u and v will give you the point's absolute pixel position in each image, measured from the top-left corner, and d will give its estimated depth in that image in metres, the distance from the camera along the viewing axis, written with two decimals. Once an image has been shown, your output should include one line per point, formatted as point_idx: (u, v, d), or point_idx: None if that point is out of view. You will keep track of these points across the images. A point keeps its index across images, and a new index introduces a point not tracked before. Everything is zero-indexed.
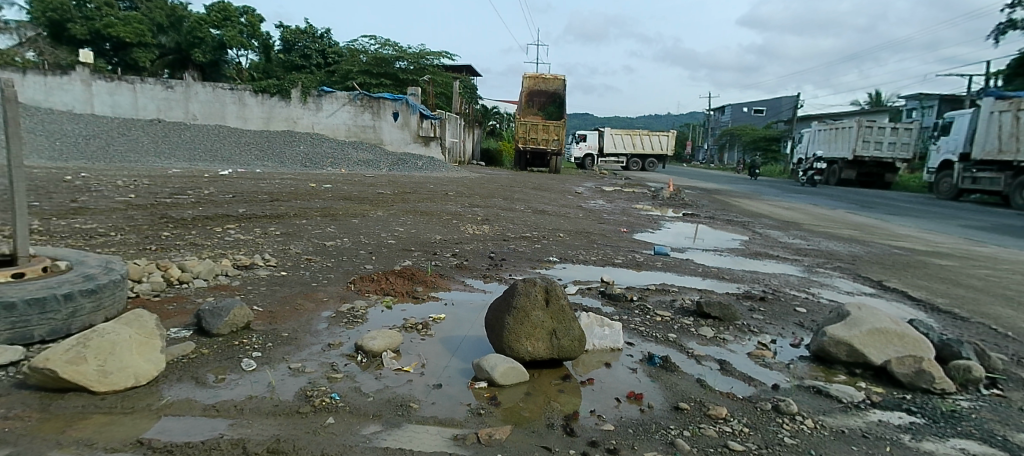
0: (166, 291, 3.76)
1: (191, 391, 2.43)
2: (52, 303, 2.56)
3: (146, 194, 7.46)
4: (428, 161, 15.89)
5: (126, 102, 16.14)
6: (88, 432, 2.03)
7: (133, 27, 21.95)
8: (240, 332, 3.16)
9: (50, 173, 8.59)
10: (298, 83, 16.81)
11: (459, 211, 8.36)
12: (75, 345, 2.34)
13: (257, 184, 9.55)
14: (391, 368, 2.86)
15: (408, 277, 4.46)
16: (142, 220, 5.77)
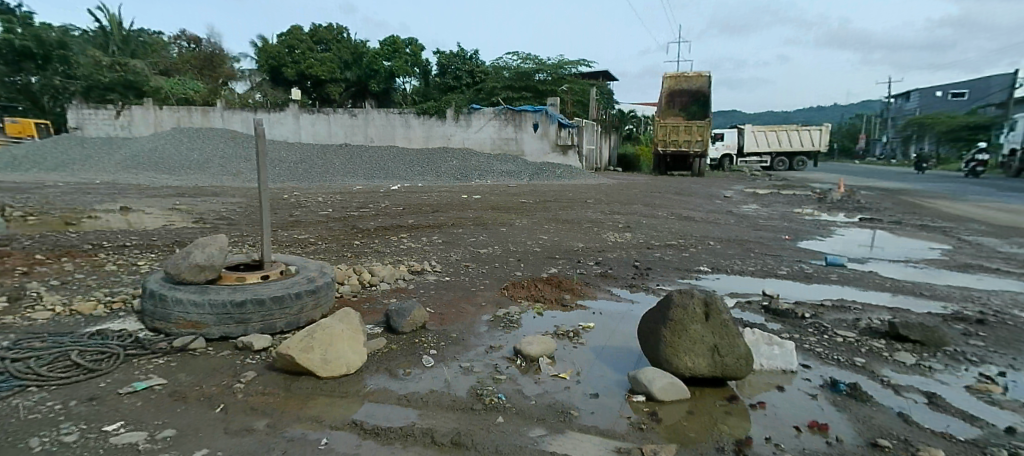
0: (361, 292, 4.35)
1: (387, 381, 2.77)
2: (288, 300, 3.09)
3: (337, 207, 8.75)
4: (568, 170, 16.03)
5: (323, 130, 18.91)
6: (319, 411, 2.38)
7: (326, 66, 25.16)
8: (419, 331, 3.54)
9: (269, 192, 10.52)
10: (452, 103, 18.18)
11: (602, 219, 8.32)
12: (307, 334, 2.78)
13: (420, 196, 10.60)
14: (548, 373, 2.95)
15: (556, 285, 4.57)
16: (336, 230, 6.78)
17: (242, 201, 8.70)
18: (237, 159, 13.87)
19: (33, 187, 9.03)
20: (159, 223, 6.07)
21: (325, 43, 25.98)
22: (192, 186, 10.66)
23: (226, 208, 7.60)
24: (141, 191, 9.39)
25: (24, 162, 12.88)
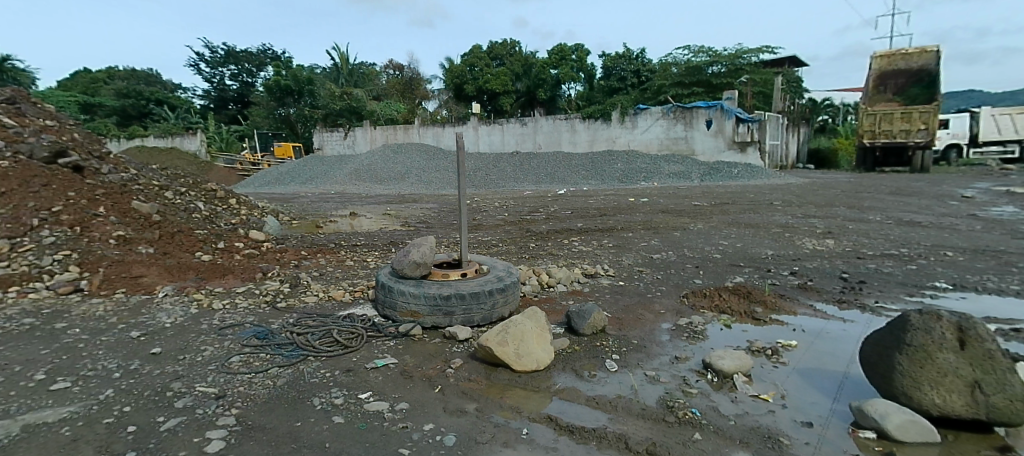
0: (540, 293, 4.10)
1: (575, 381, 2.50)
2: (483, 296, 3.30)
3: (511, 212, 9.23)
4: (747, 168, 14.35)
5: (497, 140, 20.20)
6: (517, 401, 2.31)
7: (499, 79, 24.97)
8: (599, 336, 3.05)
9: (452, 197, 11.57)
10: (618, 104, 17.45)
11: (793, 223, 7.34)
12: (500, 330, 2.68)
13: (587, 200, 10.62)
14: (747, 393, 2.38)
15: (744, 296, 3.75)
16: (512, 233, 7.12)
17: (432, 206, 9.73)
18: (427, 169, 15.54)
19: (289, 197, 11.31)
20: (376, 226, 7.12)
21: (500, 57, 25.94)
22: (395, 193, 12.28)
23: (422, 212, 8.57)
24: (358, 199, 11.13)
25: (286, 178, 16.13)
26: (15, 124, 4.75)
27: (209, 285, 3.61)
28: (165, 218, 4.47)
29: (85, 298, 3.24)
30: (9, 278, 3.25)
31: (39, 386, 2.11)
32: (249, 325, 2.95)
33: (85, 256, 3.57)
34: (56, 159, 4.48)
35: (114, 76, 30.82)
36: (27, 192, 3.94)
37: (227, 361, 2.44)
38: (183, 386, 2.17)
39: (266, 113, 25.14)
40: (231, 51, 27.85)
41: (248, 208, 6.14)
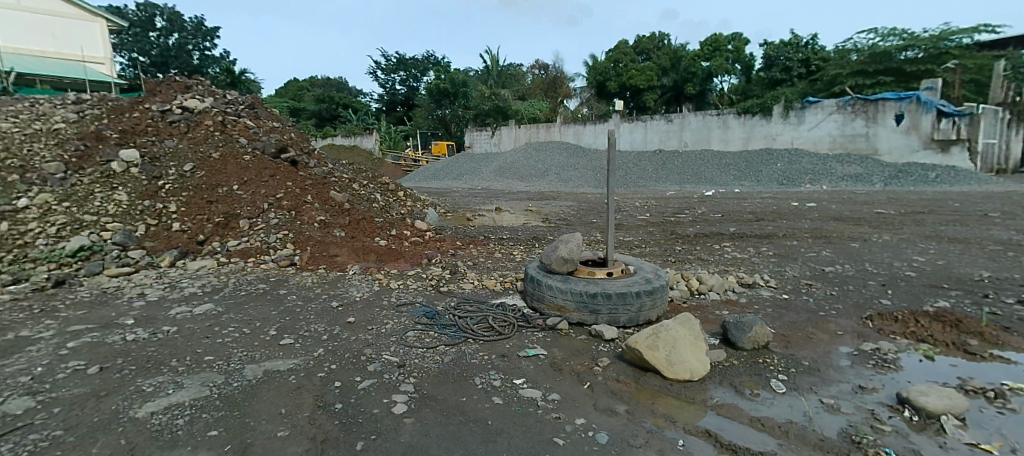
0: (690, 299, 3.83)
1: (735, 398, 2.31)
2: (630, 297, 3.11)
3: (655, 213, 8.85)
4: (950, 172, 11.92)
5: (640, 138, 19.57)
6: (672, 409, 2.21)
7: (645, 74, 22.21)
8: (762, 351, 2.79)
9: (594, 195, 11.44)
10: (782, 97, 15.66)
11: (1018, 240, 5.94)
12: (651, 334, 2.55)
13: (741, 203, 9.75)
14: (961, 440, 2.00)
15: (951, 325, 3.16)
16: (657, 235, 6.83)
17: (571, 204, 9.73)
18: (569, 167, 15.61)
19: (445, 192, 12.23)
20: (520, 222, 7.35)
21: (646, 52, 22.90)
22: (539, 191, 12.58)
23: (564, 210, 8.67)
24: (504, 195, 11.61)
25: (446, 173, 17.42)
26: (255, 126, 5.73)
27: (387, 267, 4.09)
28: (353, 206, 5.14)
29: (298, 271, 3.91)
30: (249, 250, 4.08)
31: (272, 339, 2.60)
32: (419, 304, 3.28)
33: (298, 236, 4.28)
34: (278, 155, 5.37)
35: (313, 84, 36.20)
36: (260, 181, 4.81)
37: (405, 335, 2.74)
38: (373, 352, 2.50)
39: (426, 114, 27.25)
40: (402, 58, 30.92)
41: (412, 200, 6.76)
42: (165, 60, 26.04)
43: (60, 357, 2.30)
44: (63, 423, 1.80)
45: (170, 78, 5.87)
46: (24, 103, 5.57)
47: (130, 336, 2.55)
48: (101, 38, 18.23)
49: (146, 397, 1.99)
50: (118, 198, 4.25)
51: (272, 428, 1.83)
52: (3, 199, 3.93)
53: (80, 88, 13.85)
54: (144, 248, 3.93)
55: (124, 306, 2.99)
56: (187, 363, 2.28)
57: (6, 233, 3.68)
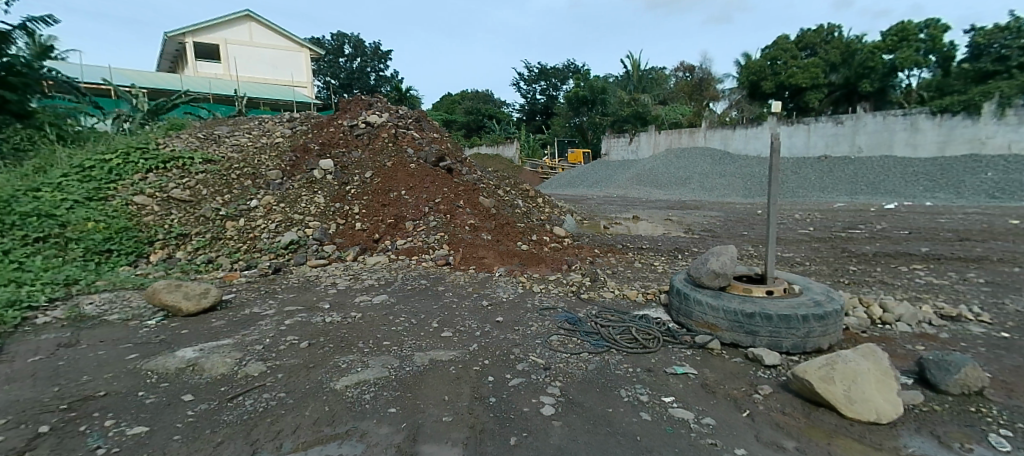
0: (872, 328, 3.33)
1: (937, 450, 1.96)
2: (796, 320, 2.75)
3: (821, 227, 7.87)
4: None
5: (800, 142, 17.52)
6: (852, 452, 1.93)
7: (810, 71, 19.70)
8: (975, 398, 2.32)
9: (745, 205, 10.51)
10: (996, 93, 13.03)
11: None
12: (825, 365, 2.27)
13: (935, 219, 8.23)
14: None
15: None
16: (825, 252, 6.07)
17: (720, 214, 9.07)
18: (716, 174, 14.58)
19: (582, 199, 12.16)
20: (663, 232, 7.05)
21: (812, 47, 20.31)
22: (681, 200, 11.94)
23: (709, 221, 8.11)
24: (643, 204, 11.22)
25: (585, 181, 17.25)
26: (420, 137, 6.30)
27: (529, 270, 4.22)
28: (498, 212, 5.39)
29: (452, 270, 4.22)
30: (413, 249, 4.50)
31: (434, 331, 2.84)
32: (562, 310, 3.32)
33: (452, 238, 4.62)
34: (437, 163, 5.84)
35: (463, 97, 38.79)
36: (423, 187, 5.29)
37: (550, 338, 2.80)
38: (522, 353, 2.59)
39: (563, 123, 27.26)
40: (544, 68, 31.70)
41: (550, 207, 6.84)
42: (350, 82, 29.99)
43: (281, 331, 2.77)
44: (283, 386, 2.16)
45: (357, 98, 6.72)
46: (255, 122, 6.85)
47: (328, 318, 2.98)
48: (304, 65, 22.17)
49: (340, 372, 2.30)
50: (317, 200, 4.99)
51: (438, 412, 2.00)
52: (241, 200, 4.88)
53: (287, 107, 16.50)
54: (334, 244, 4.57)
55: (321, 293, 3.51)
56: (370, 346, 2.59)
57: (243, 227, 4.55)
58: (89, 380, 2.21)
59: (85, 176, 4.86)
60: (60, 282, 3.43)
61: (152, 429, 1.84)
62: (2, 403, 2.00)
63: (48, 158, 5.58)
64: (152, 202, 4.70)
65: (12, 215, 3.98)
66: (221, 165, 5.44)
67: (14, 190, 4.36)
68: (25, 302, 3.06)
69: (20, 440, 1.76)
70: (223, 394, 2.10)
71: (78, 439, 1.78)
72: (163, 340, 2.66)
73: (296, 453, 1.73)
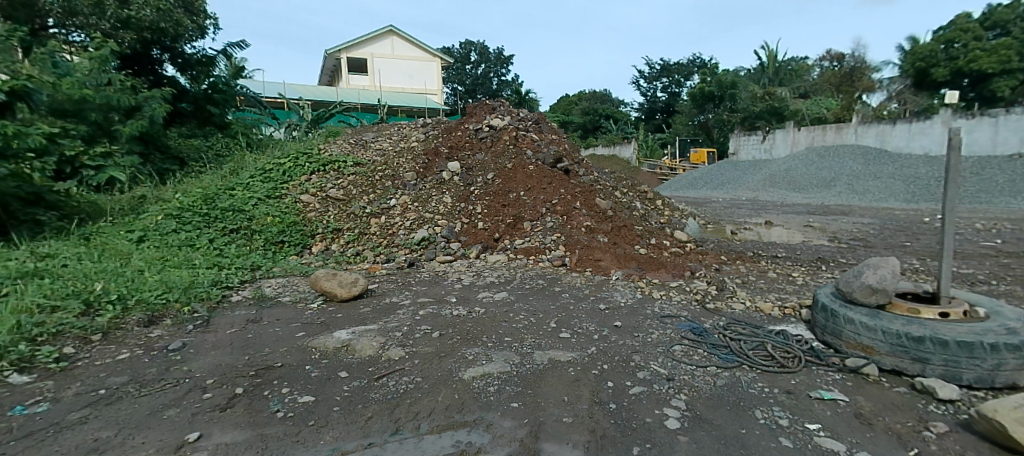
0: None
1: None
2: (980, 350, 2.31)
3: (1014, 240, 6.53)
4: None
5: (984, 138, 14.63)
6: None
7: (1000, 54, 16.42)
8: None
9: (909, 211, 9.05)
10: None
11: None
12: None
13: None
14: None
15: None
16: (1019, 270, 5.02)
17: (875, 221, 7.92)
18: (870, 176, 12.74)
19: (706, 201, 11.40)
20: (803, 240, 6.35)
21: (1003, 26, 17.31)
22: (824, 204, 10.67)
23: (859, 229, 7.14)
24: (778, 208, 10.22)
25: (709, 182, 15.97)
26: (539, 138, 6.35)
27: (649, 275, 4.06)
28: (616, 213, 5.26)
29: (568, 271, 4.21)
30: (531, 249, 4.57)
31: (553, 331, 2.85)
32: (685, 318, 3.14)
33: (569, 239, 4.60)
34: (556, 164, 5.84)
35: (582, 97, 38.53)
36: (541, 187, 5.34)
37: (672, 347, 2.67)
38: (643, 360, 2.50)
39: (686, 120, 25.81)
40: (667, 64, 30.35)
41: (671, 209, 6.48)
42: (474, 88, 31.38)
43: (415, 320, 2.97)
44: (418, 372, 2.32)
45: (482, 102, 7.00)
46: (395, 128, 7.46)
47: (455, 311, 3.14)
48: (435, 73, 23.54)
49: (468, 363, 2.40)
50: (445, 200, 5.28)
51: (559, 412, 2.00)
52: (382, 199, 5.35)
53: (419, 114, 17.71)
54: (460, 241, 4.79)
55: (449, 287, 3.70)
56: (493, 341, 2.67)
57: (384, 224, 4.98)
58: (270, 352, 2.55)
59: (267, 178, 5.68)
60: (249, 267, 4.01)
61: (318, 399, 2.07)
62: (210, 366, 2.39)
63: (239, 164, 6.61)
64: (314, 201, 5.35)
65: (217, 210, 4.79)
66: (367, 167, 6.01)
67: (217, 189, 5.24)
68: (225, 282, 3.62)
69: (222, 398, 2.08)
70: (369, 374, 2.30)
71: (264, 401, 2.06)
72: (322, 322, 2.99)
73: (431, 435, 1.84)
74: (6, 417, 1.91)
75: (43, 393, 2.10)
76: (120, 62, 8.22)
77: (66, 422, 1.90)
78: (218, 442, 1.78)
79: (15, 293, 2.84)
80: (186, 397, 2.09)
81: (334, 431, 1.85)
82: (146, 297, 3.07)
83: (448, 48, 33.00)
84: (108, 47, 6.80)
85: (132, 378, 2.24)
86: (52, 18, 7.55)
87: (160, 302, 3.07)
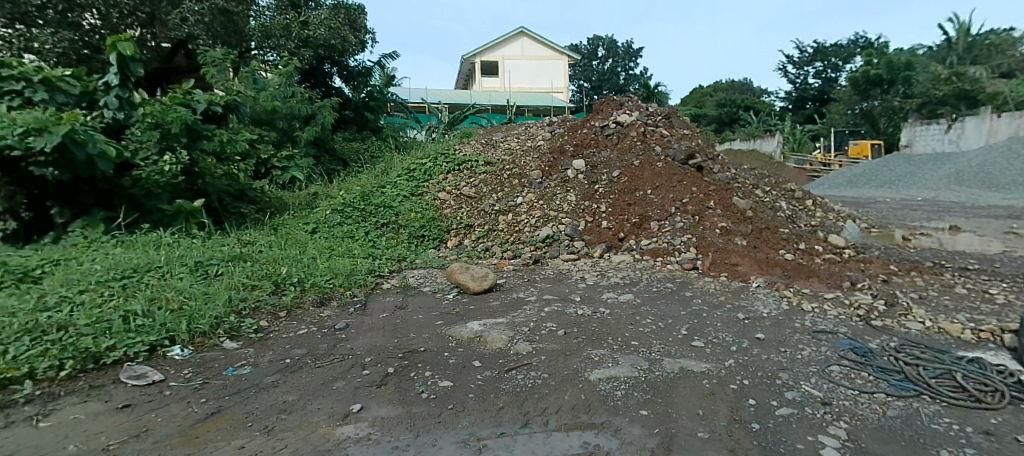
0: None
1: None
2: None
3: None
4: None
5: None
6: None
7: None
8: None
9: None
10: None
11: None
12: None
13: None
14: None
15: None
16: None
17: None
18: None
19: (867, 201, 9.92)
20: (1003, 249, 5.21)
21: None
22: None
23: None
24: (967, 210, 8.55)
25: (873, 178, 13.81)
26: (670, 134, 6.00)
27: (797, 284, 3.62)
28: (756, 214, 4.78)
29: (700, 276, 3.92)
30: (658, 250, 4.35)
31: (684, 338, 2.66)
32: (843, 336, 2.74)
33: (700, 241, 4.30)
34: (687, 161, 5.48)
35: (717, 88, 35.95)
36: (670, 185, 5.06)
37: (827, 367, 2.33)
38: (790, 378, 2.22)
39: (844, 109, 22.87)
40: (820, 47, 27.05)
41: (824, 211, 5.70)
42: (600, 83, 30.97)
43: (541, 317, 2.97)
44: (545, 368, 2.31)
45: (609, 98, 6.79)
46: (522, 127, 7.60)
47: (579, 310, 3.08)
48: (562, 71, 23.58)
49: (595, 364, 2.34)
50: (570, 198, 5.23)
51: (692, 426, 1.85)
52: (510, 197, 5.47)
53: (545, 112, 17.91)
54: (583, 240, 4.72)
55: (573, 286, 3.66)
56: (620, 343, 2.58)
57: (511, 221, 5.09)
58: (415, 337, 2.72)
59: (411, 177, 6.13)
60: (395, 258, 4.33)
61: (455, 385, 2.15)
62: (366, 346, 2.60)
63: (387, 165, 7.22)
64: (449, 198, 5.66)
65: (370, 205, 5.27)
66: (497, 166, 6.20)
67: (369, 187, 5.78)
68: (378, 271, 3.95)
69: (376, 376, 2.25)
70: (499, 365, 2.35)
71: (410, 382, 2.19)
72: (458, 312, 3.13)
73: (559, 432, 1.81)
74: (221, 376, 2.25)
75: (245, 358, 2.45)
76: (300, 76, 9.43)
77: (262, 384, 2.18)
78: (374, 415, 1.92)
79: (226, 272, 3.37)
80: (349, 372, 2.30)
81: (469, 417, 1.90)
82: (319, 281, 3.45)
83: (576, 45, 32.95)
84: (291, 62, 7.84)
85: (309, 352, 2.53)
86: (254, 43, 9.16)
87: (329, 285, 3.45)
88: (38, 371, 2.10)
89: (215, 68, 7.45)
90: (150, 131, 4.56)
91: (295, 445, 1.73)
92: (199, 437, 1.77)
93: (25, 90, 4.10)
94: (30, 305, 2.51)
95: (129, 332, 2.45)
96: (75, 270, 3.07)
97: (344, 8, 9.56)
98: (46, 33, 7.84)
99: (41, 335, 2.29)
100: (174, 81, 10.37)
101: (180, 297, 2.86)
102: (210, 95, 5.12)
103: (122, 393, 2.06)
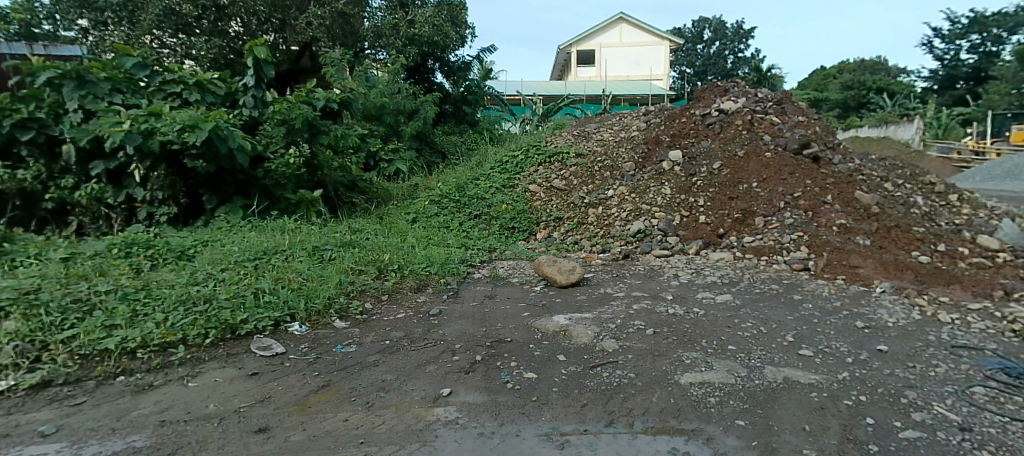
0: None
1: None
2: None
3: None
4: None
5: None
6: None
7: None
8: None
9: None
10: None
11: None
12: None
13: None
14: None
15: None
16: None
17: None
18: None
19: None
20: None
21: None
22: None
23: None
24: None
25: None
26: (782, 121, 5.49)
27: (933, 291, 3.15)
28: (884, 210, 4.23)
29: (812, 278, 3.56)
30: (763, 249, 4.01)
31: (789, 346, 2.44)
32: (992, 353, 2.35)
33: (814, 240, 3.91)
34: (801, 150, 4.96)
35: (843, 69, 32.26)
36: (779, 178, 4.66)
37: (968, 388, 2.01)
38: (919, 398, 1.95)
39: (1005, 89, 18.85)
40: (978, 16, 23.13)
41: (974, 207, 4.88)
42: (705, 68, 29.29)
43: (629, 314, 2.88)
44: (632, 368, 2.23)
45: (712, 84, 6.33)
46: (617, 117, 7.39)
47: (671, 310, 2.94)
48: (663, 57, 22.66)
49: (687, 367, 2.22)
50: (664, 192, 5.01)
51: (797, 441, 1.69)
52: (600, 190, 5.37)
53: (643, 101, 17.30)
54: (678, 235, 4.51)
55: (665, 283, 3.51)
56: (715, 347, 2.42)
57: (601, 214, 4.99)
58: (502, 327, 2.76)
59: (504, 169, 6.21)
60: (487, 249, 4.42)
61: (541, 378, 2.15)
62: (457, 333, 2.68)
63: (482, 157, 7.38)
64: (540, 190, 5.69)
65: (465, 197, 5.43)
66: (588, 158, 6.09)
67: (466, 179, 5.95)
68: (470, 261, 4.06)
69: (466, 362, 2.32)
70: (585, 362, 2.30)
71: (497, 371, 2.22)
72: (545, 305, 3.13)
73: (646, 435, 1.74)
74: (332, 352, 2.45)
75: (352, 337, 2.64)
76: (407, 73, 9.92)
77: (366, 362, 2.34)
78: (463, 400, 1.98)
79: (337, 257, 3.65)
80: (440, 356, 2.39)
81: (553, 411, 1.89)
82: (417, 268, 3.62)
83: (680, 29, 31.38)
84: (398, 60, 8.23)
85: (406, 335, 2.66)
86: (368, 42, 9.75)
87: (425, 273, 3.61)
88: (188, 337, 2.42)
89: (334, 67, 8.06)
90: (279, 127, 5.03)
91: (391, 423, 1.83)
92: (312, 406, 1.94)
93: (182, 92, 4.73)
94: (184, 279, 2.90)
95: (259, 307, 2.74)
96: (218, 250, 3.51)
97: (446, 5, 9.94)
98: (200, 40, 8.96)
99: (191, 306, 2.64)
100: (299, 81, 11.34)
101: (300, 278, 3.15)
102: (328, 93, 5.49)
103: (252, 362, 2.31)
